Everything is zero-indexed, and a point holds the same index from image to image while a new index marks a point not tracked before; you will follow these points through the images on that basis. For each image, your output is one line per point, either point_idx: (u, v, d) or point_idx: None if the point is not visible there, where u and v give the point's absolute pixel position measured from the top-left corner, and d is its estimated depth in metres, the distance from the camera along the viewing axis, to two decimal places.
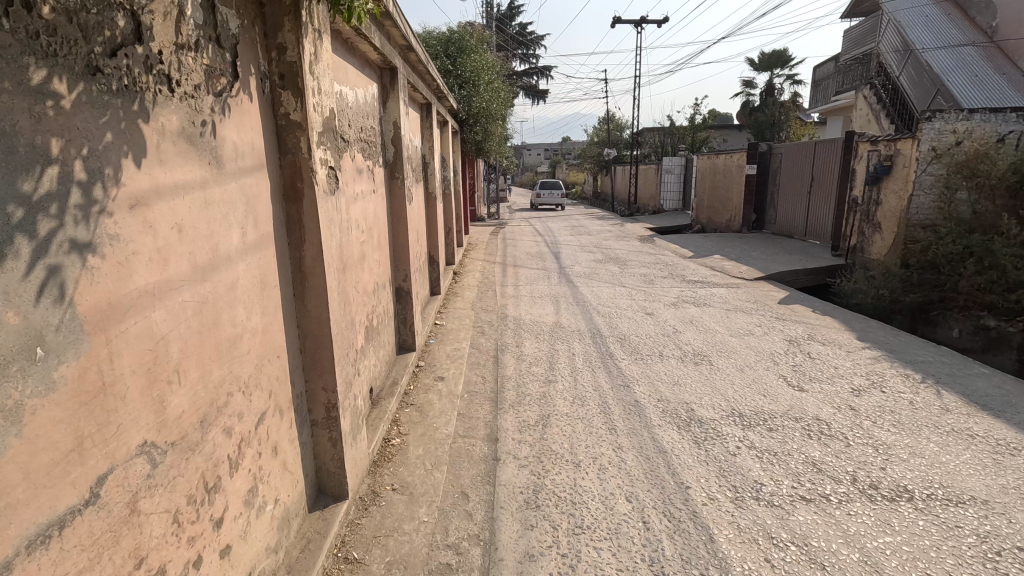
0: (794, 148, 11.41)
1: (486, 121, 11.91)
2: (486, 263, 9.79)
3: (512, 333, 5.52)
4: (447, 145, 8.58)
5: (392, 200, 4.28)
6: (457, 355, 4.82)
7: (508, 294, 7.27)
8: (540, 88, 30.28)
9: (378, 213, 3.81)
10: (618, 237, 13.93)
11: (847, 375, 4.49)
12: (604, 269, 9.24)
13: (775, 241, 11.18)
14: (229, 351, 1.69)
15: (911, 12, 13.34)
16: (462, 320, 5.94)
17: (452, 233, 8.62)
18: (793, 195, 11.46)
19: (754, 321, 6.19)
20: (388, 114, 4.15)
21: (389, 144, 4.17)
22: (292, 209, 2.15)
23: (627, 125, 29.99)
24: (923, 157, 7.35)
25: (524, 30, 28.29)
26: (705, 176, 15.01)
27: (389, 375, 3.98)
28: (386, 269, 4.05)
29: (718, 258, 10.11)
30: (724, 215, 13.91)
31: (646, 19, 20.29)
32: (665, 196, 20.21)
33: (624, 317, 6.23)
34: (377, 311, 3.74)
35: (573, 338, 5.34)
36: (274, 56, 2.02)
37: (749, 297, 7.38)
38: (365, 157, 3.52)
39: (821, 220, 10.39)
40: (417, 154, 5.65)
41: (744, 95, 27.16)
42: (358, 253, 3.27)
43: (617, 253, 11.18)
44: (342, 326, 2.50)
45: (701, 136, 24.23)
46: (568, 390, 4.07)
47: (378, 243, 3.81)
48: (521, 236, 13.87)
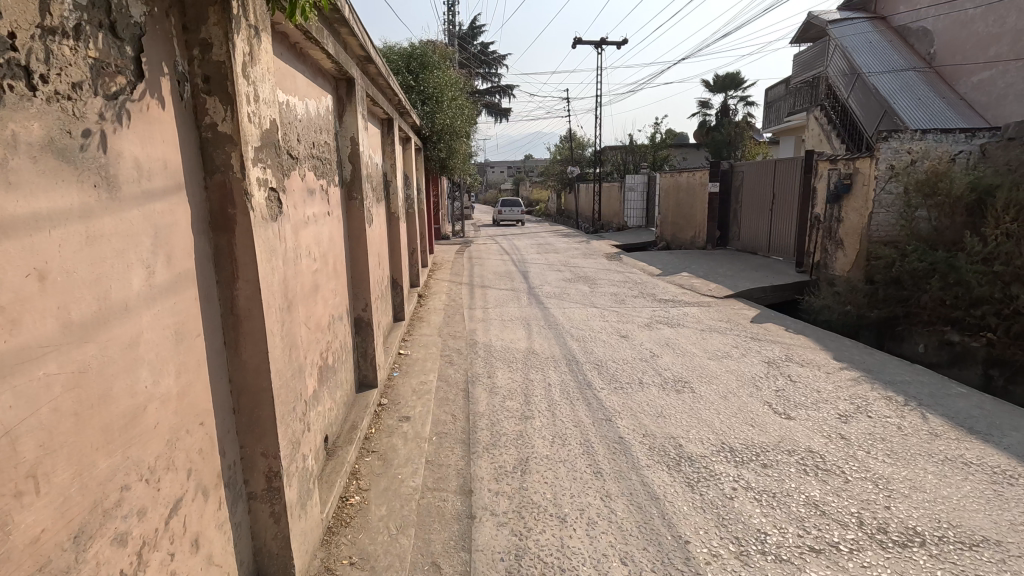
0: (755, 166, 11.63)
1: (450, 137, 11.64)
2: (453, 283, 9.42)
3: (482, 362, 5.16)
4: (410, 162, 8.23)
5: (349, 223, 3.89)
6: (424, 390, 4.42)
7: (477, 317, 6.92)
8: (503, 107, 30.40)
9: (333, 238, 3.42)
10: (585, 255, 13.83)
11: (831, 400, 4.34)
12: (574, 289, 9.02)
13: (740, 257, 11.30)
14: (125, 432, 1.28)
15: (856, 38, 13.99)
16: (428, 348, 5.54)
17: (416, 254, 8.23)
18: (755, 212, 11.64)
19: (730, 343, 6.04)
20: (345, 129, 3.79)
21: (346, 160, 3.80)
22: (221, 240, 1.76)
23: (589, 144, 30.42)
24: (881, 175, 7.55)
25: (486, 49, 28.42)
26: (668, 194, 15.18)
27: (348, 419, 3.55)
28: (343, 299, 3.64)
29: (686, 275, 10.08)
30: (688, 232, 14.05)
31: (606, 40, 20.64)
32: (628, 213, 20.40)
33: (599, 341, 5.97)
34: (332, 348, 3.32)
35: (548, 366, 5.03)
36: (197, 55, 1.66)
37: (722, 316, 7.28)
38: (317, 176, 3.14)
39: (784, 237, 10.56)
40: (377, 172, 5.28)
41: (700, 115, 28.02)
42: (309, 284, 2.87)
43: (585, 271, 11.02)
44: (289, 375, 2.10)
45: (661, 155, 24.75)
46: (546, 427, 3.75)
47: (333, 270, 3.40)
48: (487, 255, 13.57)
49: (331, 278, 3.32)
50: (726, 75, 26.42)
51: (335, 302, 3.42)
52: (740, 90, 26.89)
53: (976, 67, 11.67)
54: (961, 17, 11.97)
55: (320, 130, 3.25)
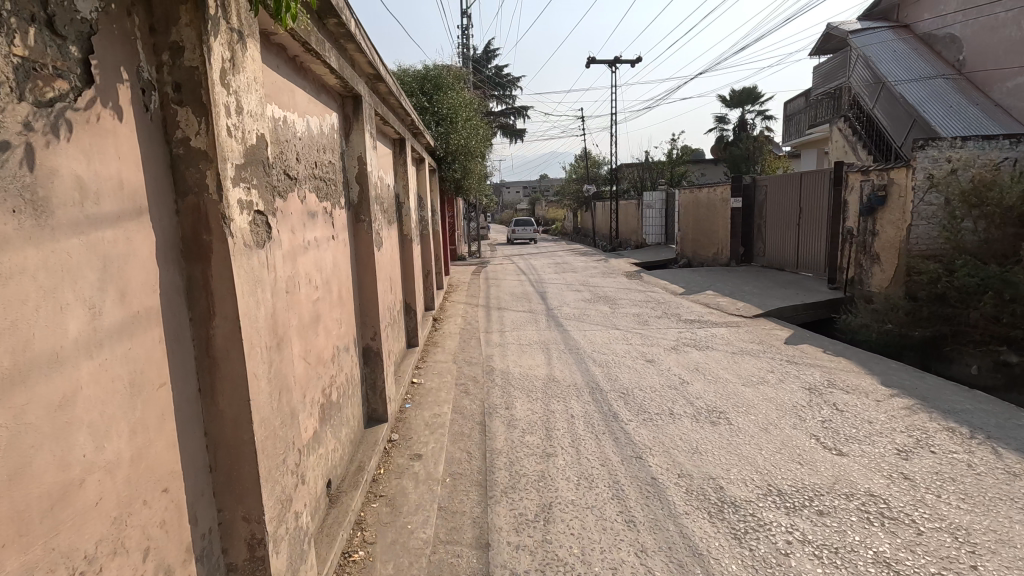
0: (780, 181, 11.26)
1: (464, 157, 11.53)
2: (469, 306, 9.17)
3: (499, 391, 4.85)
4: (423, 183, 8.08)
5: (356, 246, 3.66)
6: (437, 424, 4.12)
7: (494, 342, 6.63)
8: (517, 128, 30.56)
9: (337, 262, 3.20)
10: (604, 274, 13.49)
11: (887, 432, 3.91)
12: (595, 310, 8.69)
13: (767, 274, 10.85)
14: (50, 515, 1.03)
15: (880, 48, 13.64)
16: (442, 377, 5.26)
17: (431, 276, 8.02)
18: (781, 228, 11.22)
19: (765, 367, 5.63)
20: (351, 148, 3.60)
21: (353, 181, 3.60)
22: (195, 271, 1.52)
23: (604, 162, 30.31)
24: (919, 185, 7.17)
25: (500, 72, 28.70)
26: (688, 210, 14.83)
27: (354, 459, 3.28)
28: (349, 329, 3.40)
29: (711, 294, 9.68)
30: (710, 249, 13.64)
31: (620, 59, 20.61)
32: (646, 231, 20.04)
33: (624, 366, 5.62)
34: (336, 382, 3.07)
35: (570, 396, 4.71)
36: (167, 60, 1.44)
37: (753, 338, 6.86)
38: (320, 197, 2.93)
39: (813, 252, 10.11)
40: (388, 193, 5.10)
41: (717, 131, 27.73)
42: (308, 314, 2.62)
43: (605, 291, 10.68)
44: (279, 423, 1.84)
45: (679, 171, 24.46)
46: (570, 466, 3.43)
47: (338, 297, 3.17)
48: (504, 276, 13.33)
49: (335, 306, 3.08)
50: (742, 90, 26.19)
51: (340, 332, 3.19)
52: (757, 104, 26.59)
53: (1011, 72, 11.21)
54: (991, 22, 11.57)
55: (324, 149, 3.06)
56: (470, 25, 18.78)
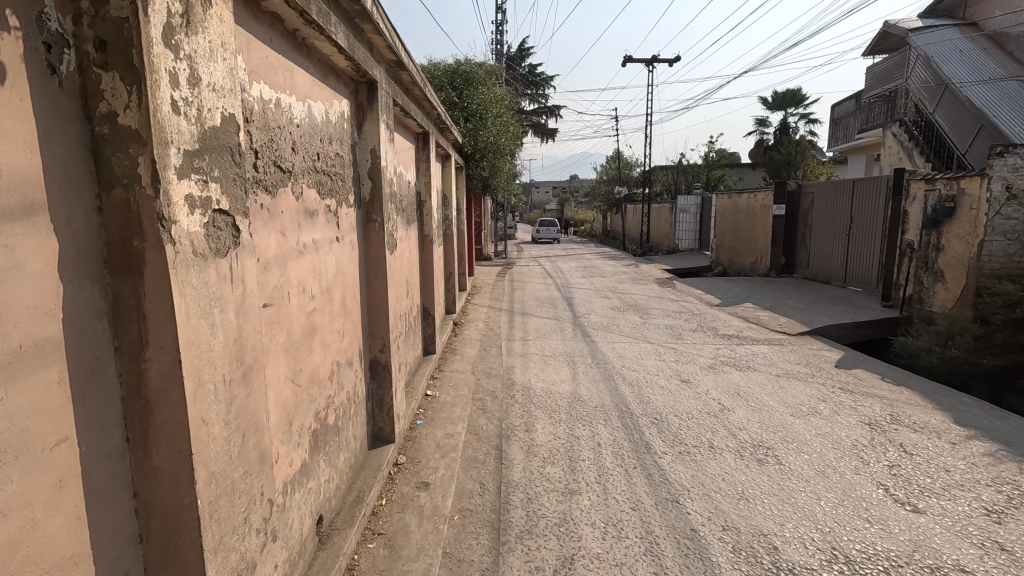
0: (829, 187, 10.51)
1: (493, 155, 11.19)
2: (492, 309, 8.80)
3: (519, 409, 4.45)
4: (448, 181, 7.75)
5: (366, 249, 3.31)
6: (449, 447, 3.74)
7: (515, 351, 6.24)
8: (548, 128, 30.14)
9: (342, 266, 2.86)
10: (634, 280, 12.95)
11: (969, 486, 3.34)
12: (624, 319, 8.21)
13: (811, 287, 10.15)
14: None
15: (944, 47, 12.69)
16: (459, 390, 4.89)
17: (453, 278, 7.68)
18: (828, 238, 10.48)
19: (815, 394, 5.06)
20: (363, 139, 3.25)
21: (365, 177, 3.25)
22: (124, 288, 1.17)
23: (637, 164, 29.59)
24: (995, 198, 6.47)
25: (533, 70, 28.32)
26: (726, 216, 14.13)
27: (353, 487, 2.93)
28: (353, 342, 3.04)
29: (750, 307, 9.07)
30: (748, 257, 12.93)
31: (657, 57, 19.95)
32: (679, 236, 19.31)
33: (656, 386, 5.15)
34: (335, 403, 2.72)
35: (597, 419, 4.28)
36: (90, 10, 1.10)
37: (800, 359, 6.27)
38: (321, 194, 2.58)
39: (863, 266, 9.37)
40: (407, 190, 4.75)
41: (756, 134, 26.69)
42: (300, 330, 2.27)
43: (635, 299, 10.16)
44: (241, 474, 1.48)
45: (715, 174, 23.59)
46: (596, 508, 3.00)
47: (341, 307, 2.83)
48: (529, 278, 12.92)
49: (335, 317, 2.73)
50: (785, 91, 25.09)
51: (342, 346, 2.84)
52: (801, 107, 25.48)
53: None
54: None
55: (330, 139, 2.70)
56: (504, 20, 18.41)
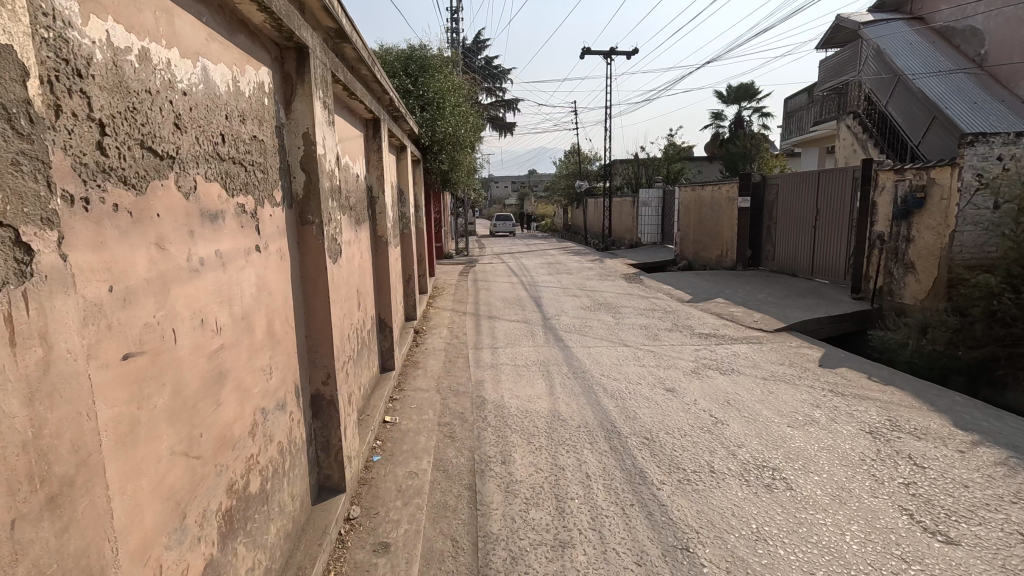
0: (794, 179, 10.42)
1: (453, 147, 10.54)
2: (455, 313, 8.19)
3: (493, 434, 3.89)
4: (405, 175, 7.07)
5: (302, 257, 2.66)
6: (413, 491, 3.13)
7: (484, 361, 5.67)
8: (506, 121, 29.62)
9: (265, 281, 2.21)
10: (601, 276, 12.62)
11: (995, 505, 3.03)
12: (596, 320, 7.78)
13: (779, 280, 10.06)
14: None
15: (895, 40, 12.92)
16: (423, 414, 4.27)
17: (413, 281, 7.02)
18: (795, 230, 10.40)
19: (807, 399, 4.74)
20: (291, 116, 2.56)
21: (297, 167, 2.59)
22: None
23: (597, 158, 29.48)
24: (966, 187, 6.39)
25: (489, 63, 27.71)
26: (690, 209, 14.01)
27: (291, 564, 2.30)
28: (284, 378, 2.39)
29: (722, 303, 8.84)
30: (714, 250, 12.80)
31: (616, 50, 19.73)
32: (641, 230, 19.18)
33: (640, 398, 4.70)
34: (259, 463, 2.07)
35: (583, 442, 3.79)
36: None
37: (782, 359, 5.97)
38: (230, 188, 1.92)
39: (830, 257, 9.32)
40: (355, 184, 4.06)
41: (712, 127, 27.02)
42: (198, 378, 1.63)
43: (605, 296, 9.78)
44: None
45: (675, 168, 23.70)
46: (595, 567, 2.48)
47: (265, 336, 2.19)
48: (493, 277, 12.33)
49: (256, 352, 2.08)
50: (738, 85, 25.47)
51: (268, 387, 2.20)
52: (754, 101, 26.00)
53: None
54: (1017, 12, 10.83)
55: (242, 116, 2.04)
56: (460, 8, 17.62)
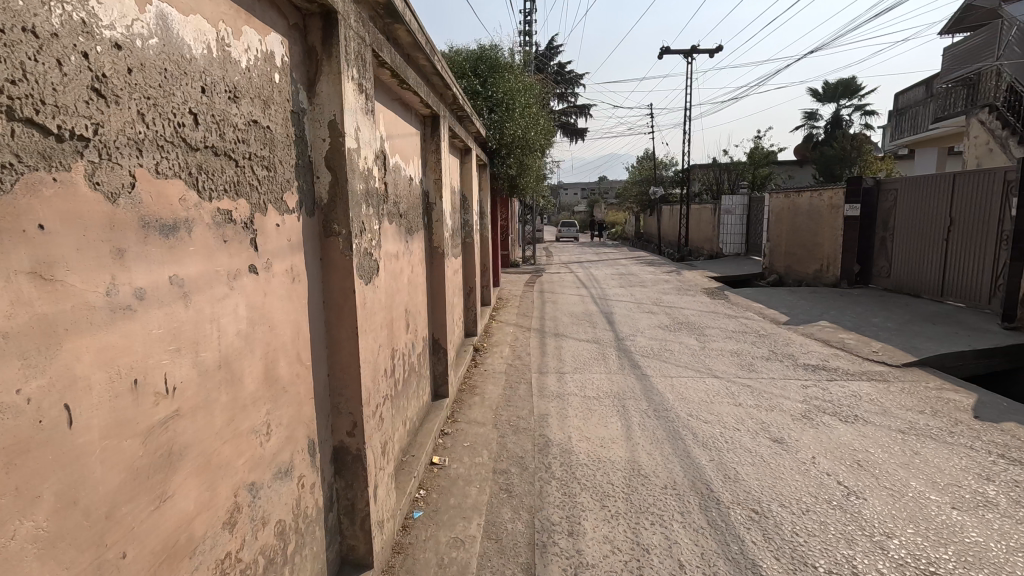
0: (918, 183, 8.87)
1: (522, 151, 10.01)
2: (519, 329, 7.59)
3: (558, 491, 3.20)
4: (469, 179, 6.56)
5: (325, 277, 2.13)
6: (457, 569, 2.49)
7: (550, 390, 5.00)
8: (577, 127, 28.88)
9: (263, 313, 1.67)
10: (679, 290, 11.54)
11: None
12: (677, 343, 6.87)
13: (898, 301, 8.57)
14: None
15: None
16: (476, 456, 3.66)
17: (474, 294, 6.50)
18: (918, 244, 8.85)
19: (972, 467, 3.62)
20: (316, 100, 2.03)
21: (322, 165, 2.06)
22: None
23: (673, 164, 27.96)
24: None
25: (562, 68, 27.17)
26: (783, 217, 12.57)
27: None
28: (289, 436, 1.84)
29: (828, 327, 7.58)
30: (812, 264, 11.32)
31: (698, 47, 18.44)
32: (723, 239, 17.69)
33: (741, 450, 3.81)
34: (241, 563, 1.52)
35: (672, 513, 3.00)
36: None
37: (920, 405, 4.79)
38: (206, 188, 1.39)
39: (968, 276, 7.76)
40: (406, 189, 3.56)
41: (805, 128, 24.74)
42: (121, 473, 1.08)
43: (686, 314, 8.77)
44: None
45: (761, 172, 21.82)
46: None
47: (260, 386, 1.65)
48: (561, 288, 11.63)
49: (242, 411, 1.54)
50: (836, 81, 23.12)
51: (262, 454, 1.65)
52: (856, 98, 23.50)
53: None
54: None
55: (234, 91, 1.52)
56: (534, 11, 17.18)
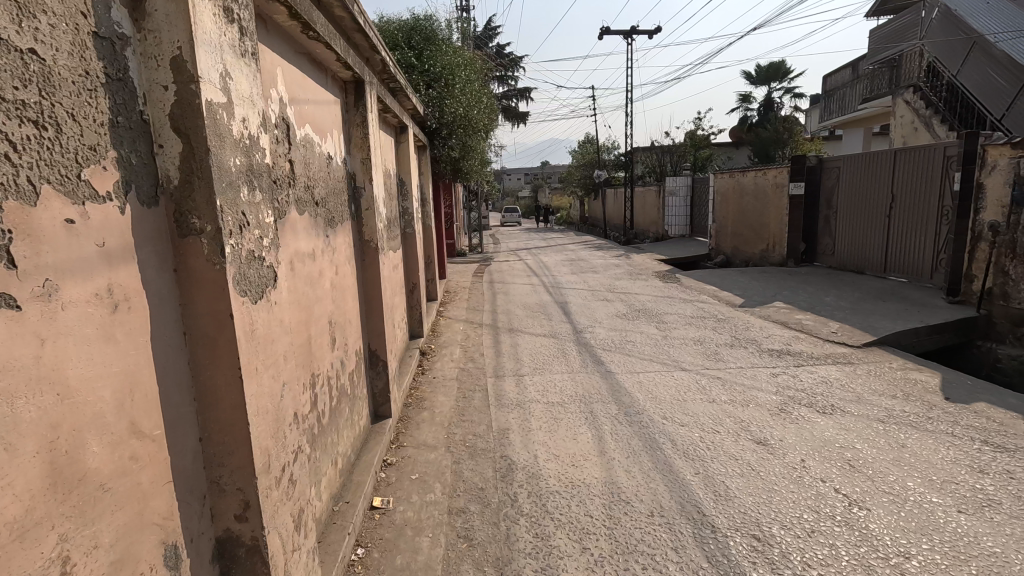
0: (860, 162, 8.97)
1: (464, 132, 9.29)
2: (469, 325, 6.96)
3: (527, 533, 2.65)
4: (406, 162, 5.82)
5: (184, 298, 1.42)
6: None
7: (508, 397, 4.44)
8: (518, 112, 28.26)
9: (38, 376, 0.97)
10: (631, 275, 11.28)
11: None
12: (637, 333, 6.51)
13: (845, 279, 8.66)
14: None
15: (971, 1, 11.25)
16: (427, 492, 3.04)
17: (417, 292, 5.80)
18: (861, 221, 8.96)
19: (961, 458, 3.40)
20: (147, 24, 1.30)
21: (167, 127, 1.35)
22: None
23: (615, 147, 27.96)
24: None
25: (500, 50, 26.36)
26: (728, 198, 12.58)
27: None
28: (122, 557, 1.15)
29: (785, 309, 7.46)
30: (758, 244, 11.38)
31: (637, 29, 18.26)
32: (668, 222, 17.73)
33: (726, 458, 3.42)
34: None
35: (663, 550, 2.53)
36: None
37: (891, 389, 4.61)
38: None
39: (911, 252, 7.89)
40: (322, 169, 2.82)
41: (740, 111, 25.34)
42: None
43: (642, 301, 8.46)
44: None
45: (702, 154, 22.14)
46: None
47: (37, 500, 0.95)
48: (511, 277, 11.08)
49: None
50: (768, 64, 23.70)
51: None
52: (786, 81, 24.26)
53: None
54: None
55: None
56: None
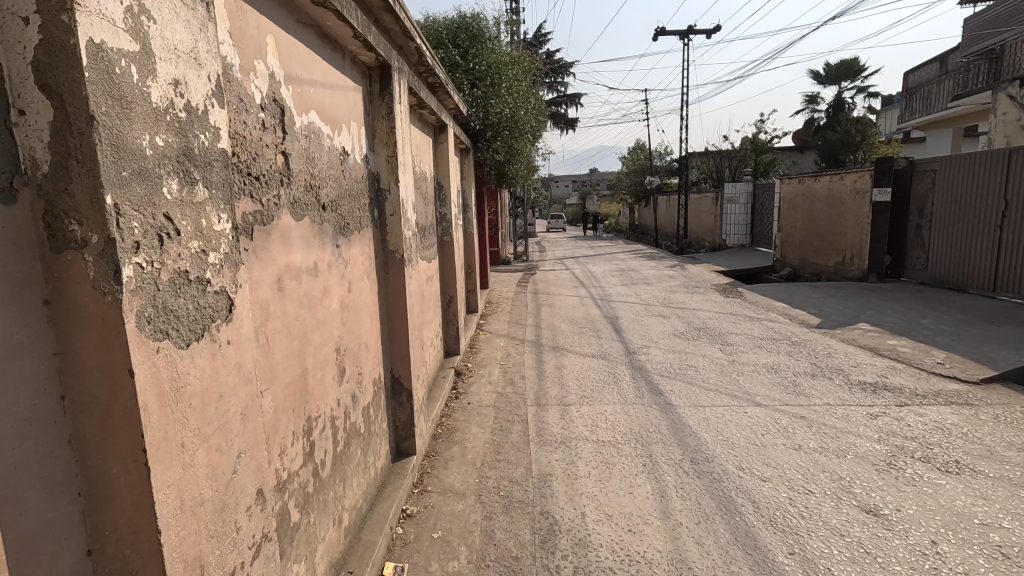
0: (962, 164, 7.79)
1: (509, 133, 8.78)
2: (511, 342, 6.41)
3: None
4: (444, 164, 5.35)
5: (63, 342, 0.95)
6: None
7: (552, 432, 3.84)
8: (568, 118, 27.69)
9: None
10: (687, 288, 10.40)
11: None
12: (698, 356, 5.77)
13: (943, 298, 7.50)
14: None
15: None
16: (449, 558, 2.49)
17: (454, 305, 5.31)
18: (963, 232, 7.77)
19: None
20: None
21: (27, 79, 0.87)
22: None
23: (669, 153, 26.80)
24: None
25: (551, 56, 25.96)
26: (797, 206, 11.46)
27: None
28: None
29: (873, 332, 6.46)
30: (833, 256, 10.22)
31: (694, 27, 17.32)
32: (726, 231, 16.57)
33: (827, 531, 2.69)
34: None
35: None
36: None
37: None
38: None
39: None
40: (333, 165, 2.36)
41: (806, 112, 23.66)
42: None
43: (701, 318, 7.65)
44: None
45: (764, 159, 20.73)
46: None
47: None
48: (557, 288, 10.47)
49: None
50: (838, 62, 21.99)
51: None
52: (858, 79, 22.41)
53: None
54: None
55: None
56: None
